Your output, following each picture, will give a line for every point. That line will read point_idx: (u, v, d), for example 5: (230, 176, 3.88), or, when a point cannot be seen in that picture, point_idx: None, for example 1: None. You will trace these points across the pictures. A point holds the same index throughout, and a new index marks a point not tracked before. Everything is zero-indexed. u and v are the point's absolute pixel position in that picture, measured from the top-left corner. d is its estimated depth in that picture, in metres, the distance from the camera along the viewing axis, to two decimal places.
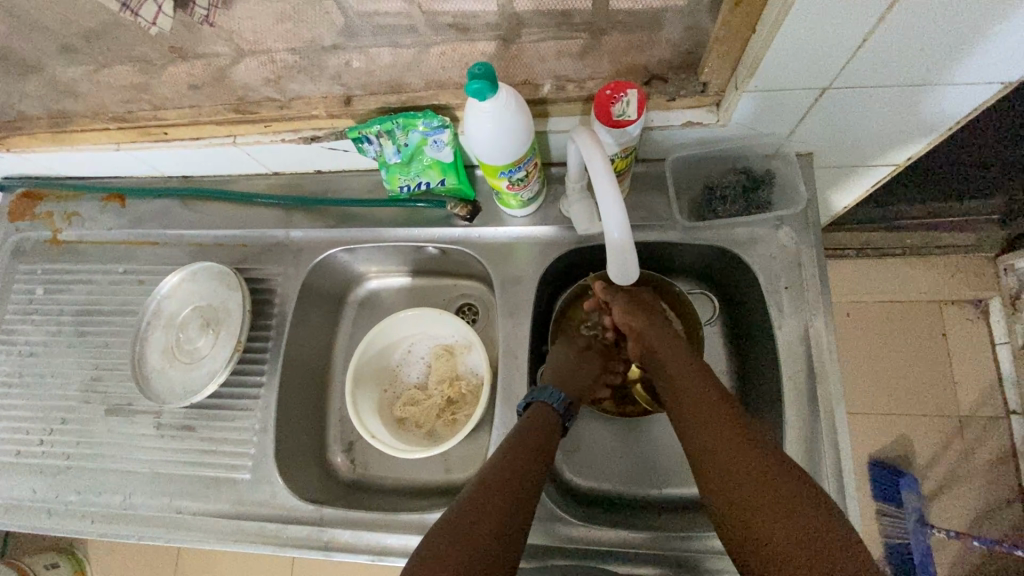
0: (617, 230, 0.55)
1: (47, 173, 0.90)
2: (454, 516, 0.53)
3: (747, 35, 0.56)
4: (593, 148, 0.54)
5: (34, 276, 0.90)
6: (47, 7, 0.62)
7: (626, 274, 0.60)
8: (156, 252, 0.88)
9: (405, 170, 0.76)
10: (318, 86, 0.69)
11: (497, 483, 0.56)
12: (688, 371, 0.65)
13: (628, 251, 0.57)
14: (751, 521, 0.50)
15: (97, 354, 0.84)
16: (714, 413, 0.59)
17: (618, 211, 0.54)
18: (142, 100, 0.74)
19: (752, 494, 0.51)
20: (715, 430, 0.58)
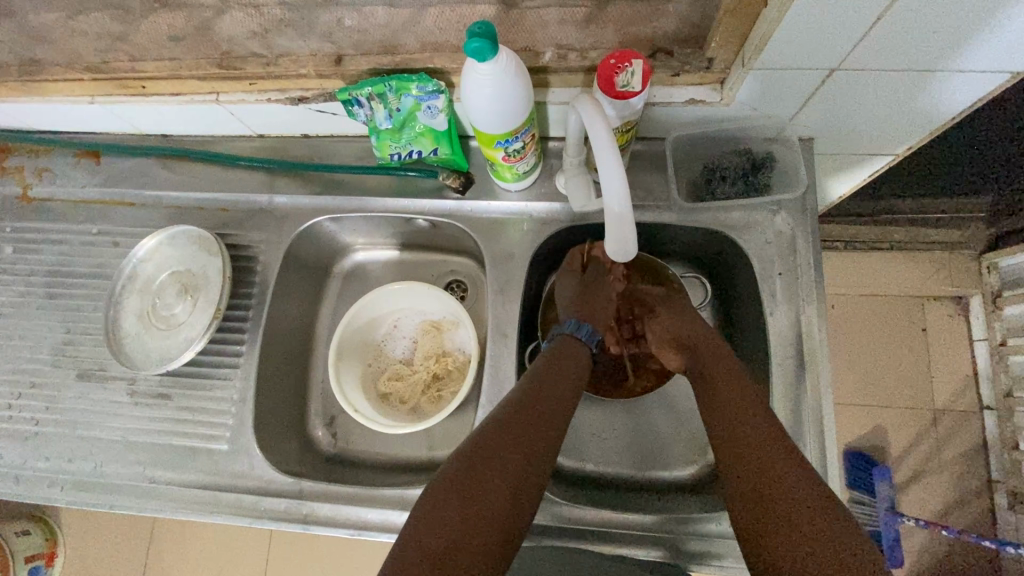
0: (617, 202, 0.53)
1: (14, 125, 0.85)
2: (486, 427, 0.56)
3: (757, 9, 0.53)
4: (595, 117, 0.52)
5: (3, 234, 0.86)
6: None
7: (622, 253, 0.59)
8: (132, 213, 0.84)
9: (396, 137, 0.74)
10: (307, 43, 0.66)
11: (514, 420, 0.56)
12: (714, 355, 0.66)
13: (627, 227, 0.55)
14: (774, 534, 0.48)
15: (68, 318, 0.81)
16: (738, 396, 0.59)
17: (619, 185, 0.53)
18: (119, 50, 0.70)
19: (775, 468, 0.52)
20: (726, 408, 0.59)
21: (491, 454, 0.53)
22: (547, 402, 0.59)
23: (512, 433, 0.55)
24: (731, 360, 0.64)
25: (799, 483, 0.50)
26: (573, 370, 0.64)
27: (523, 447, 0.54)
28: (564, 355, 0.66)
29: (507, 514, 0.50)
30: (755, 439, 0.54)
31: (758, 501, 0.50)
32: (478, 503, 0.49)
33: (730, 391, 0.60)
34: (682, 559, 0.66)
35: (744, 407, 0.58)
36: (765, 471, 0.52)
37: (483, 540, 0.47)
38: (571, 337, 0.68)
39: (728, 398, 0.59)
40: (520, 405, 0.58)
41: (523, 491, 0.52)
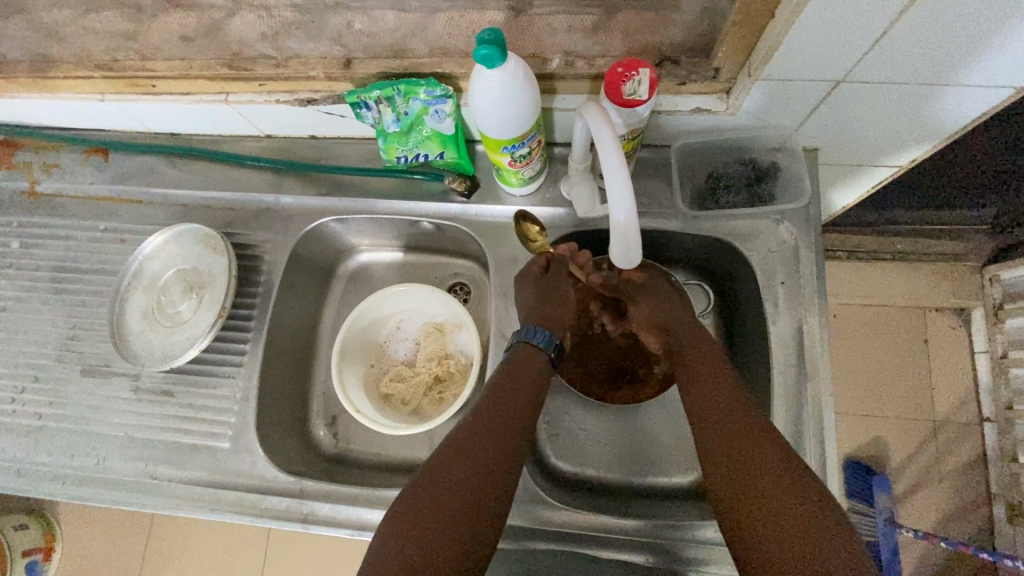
0: (622, 210, 0.54)
1: (23, 121, 0.86)
2: (453, 442, 0.56)
3: (764, 21, 0.54)
4: (601, 125, 0.52)
5: (9, 229, 0.86)
6: None
7: (627, 260, 0.58)
8: (139, 210, 0.85)
9: (403, 140, 0.74)
10: (317, 46, 0.67)
11: (479, 432, 0.57)
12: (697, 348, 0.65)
13: (632, 235, 0.55)
14: (766, 533, 0.48)
15: (73, 313, 0.81)
16: (716, 389, 0.60)
17: (624, 191, 0.53)
18: (130, 50, 0.71)
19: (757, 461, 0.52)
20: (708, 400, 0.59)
21: (459, 468, 0.53)
22: (511, 409, 0.60)
23: (477, 446, 0.55)
24: (719, 358, 0.64)
25: (788, 486, 0.50)
26: (532, 381, 0.63)
27: (491, 457, 0.55)
28: (524, 366, 0.64)
29: (474, 528, 0.50)
30: (737, 429, 0.55)
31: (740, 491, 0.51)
32: (449, 518, 0.50)
33: (710, 382, 0.61)
34: (681, 566, 0.66)
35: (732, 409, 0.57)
36: (757, 470, 0.52)
37: (443, 560, 0.48)
38: (531, 346, 0.66)
39: (719, 398, 0.59)
40: (479, 420, 0.58)
41: (483, 506, 0.52)
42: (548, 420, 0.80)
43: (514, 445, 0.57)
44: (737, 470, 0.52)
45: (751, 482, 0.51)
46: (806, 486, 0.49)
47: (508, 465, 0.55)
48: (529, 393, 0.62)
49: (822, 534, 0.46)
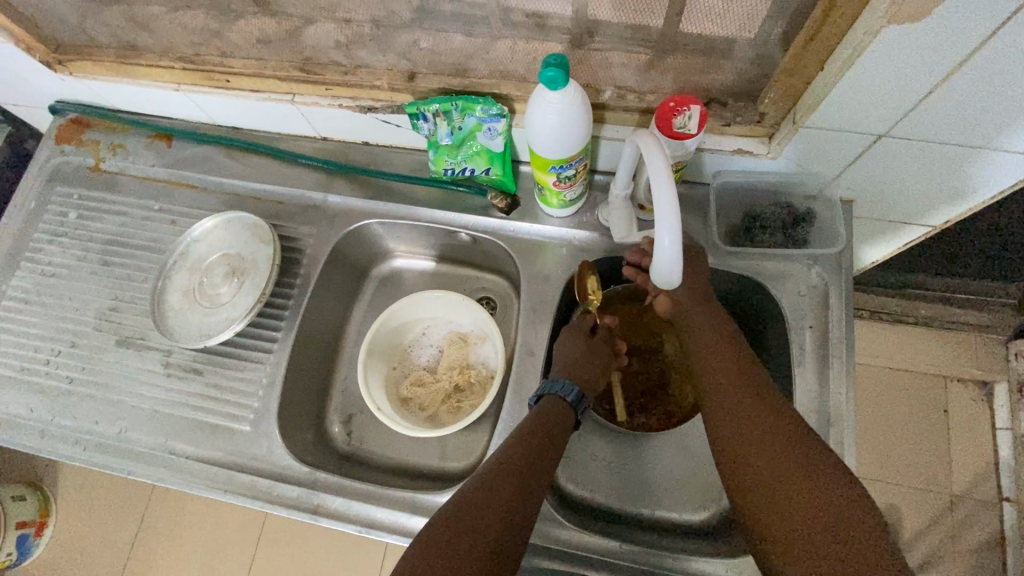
0: (667, 235, 0.53)
1: (99, 102, 0.92)
2: (473, 481, 0.56)
3: (813, 72, 0.57)
4: (654, 151, 0.54)
5: (69, 200, 0.90)
6: None
7: (664, 285, 0.59)
8: (193, 195, 0.88)
9: (453, 153, 0.77)
10: (384, 58, 0.73)
11: (499, 471, 0.57)
12: (715, 339, 0.65)
13: (675, 260, 0.55)
14: (786, 522, 0.50)
15: (118, 285, 0.84)
16: (736, 386, 0.59)
17: (672, 221, 0.53)
18: (213, 45, 0.76)
19: (780, 464, 0.53)
20: (727, 401, 0.59)
21: (480, 507, 0.53)
22: (531, 451, 0.59)
23: (497, 487, 0.55)
24: (738, 350, 0.63)
25: (818, 485, 0.51)
26: (557, 423, 0.64)
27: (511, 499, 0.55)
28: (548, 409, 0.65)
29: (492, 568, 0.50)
30: (762, 431, 0.55)
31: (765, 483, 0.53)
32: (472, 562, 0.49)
33: (729, 379, 0.60)
34: None
35: (759, 402, 0.57)
36: (777, 466, 0.53)
37: None
38: (557, 398, 0.66)
39: (737, 395, 0.59)
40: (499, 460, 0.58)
41: (501, 544, 0.51)
42: None
43: (536, 485, 0.58)
44: (757, 465, 0.54)
45: (773, 478, 0.52)
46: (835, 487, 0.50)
47: (529, 500, 0.56)
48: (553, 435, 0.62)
49: (850, 524, 0.48)
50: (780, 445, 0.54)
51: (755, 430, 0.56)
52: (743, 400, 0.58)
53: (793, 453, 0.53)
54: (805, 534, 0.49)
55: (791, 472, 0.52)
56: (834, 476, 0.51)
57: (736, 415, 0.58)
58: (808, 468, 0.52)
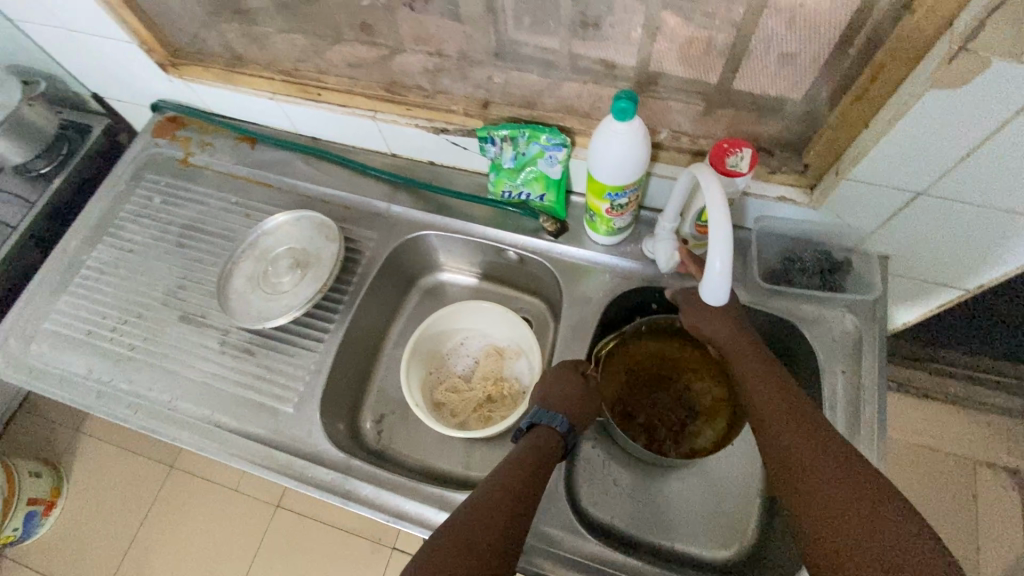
0: (717, 258, 0.58)
1: (197, 104, 1.02)
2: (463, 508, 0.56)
3: (857, 129, 0.63)
4: (712, 181, 0.59)
5: (156, 186, 0.99)
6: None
7: (711, 301, 0.62)
8: (267, 193, 0.96)
9: (513, 177, 0.84)
10: (463, 87, 0.81)
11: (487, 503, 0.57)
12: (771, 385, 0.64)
13: (723, 281, 0.59)
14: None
15: (188, 266, 0.91)
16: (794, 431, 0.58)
17: (725, 245, 0.57)
18: (313, 63, 0.86)
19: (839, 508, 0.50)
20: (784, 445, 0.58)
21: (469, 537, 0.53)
22: (521, 483, 0.60)
23: (486, 517, 0.55)
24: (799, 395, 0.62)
25: (882, 534, 0.47)
26: (547, 458, 0.65)
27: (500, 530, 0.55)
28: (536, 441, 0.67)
29: None
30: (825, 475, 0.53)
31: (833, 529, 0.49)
32: None
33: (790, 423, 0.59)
34: None
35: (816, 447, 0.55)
36: (841, 513, 0.50)
37: None
38: (548, 429, 0.68)
39: (796, 440, 0.57)
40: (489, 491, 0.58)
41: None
42: (581, 461, 0.82)
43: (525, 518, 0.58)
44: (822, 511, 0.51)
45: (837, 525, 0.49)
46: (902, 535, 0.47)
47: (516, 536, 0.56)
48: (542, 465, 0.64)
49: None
50: (841, 483, 0.52)
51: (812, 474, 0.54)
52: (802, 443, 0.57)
53: (855, 491, 0.51)
54: None
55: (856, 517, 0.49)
56: (894, 518, 0.48)
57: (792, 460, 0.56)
58: (875, 508, 0.49)
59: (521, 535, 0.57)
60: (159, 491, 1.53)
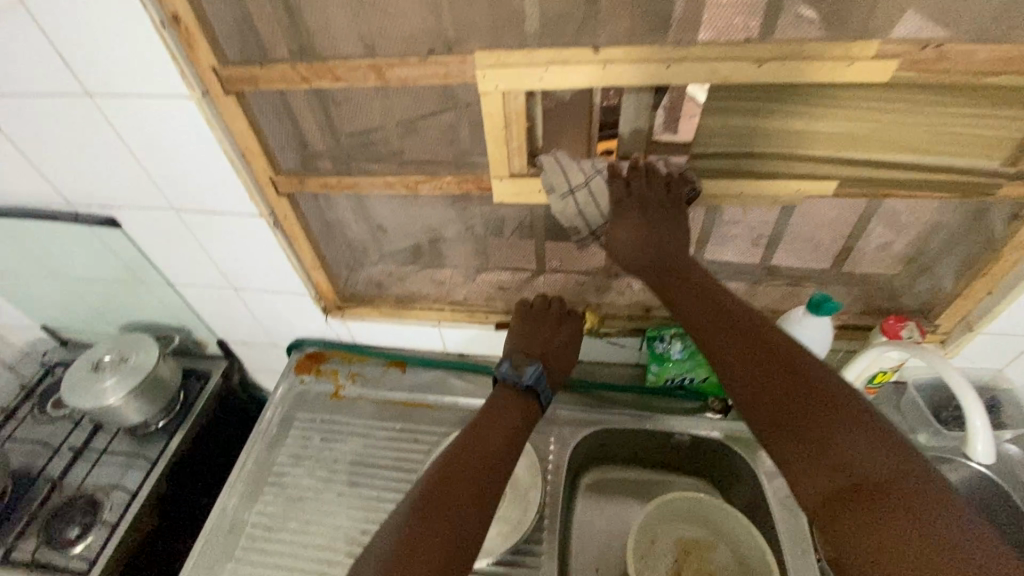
0: (976, 411, 0.68)
1: (345, 339, 1.09)
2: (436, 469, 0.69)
3: (983, 297, 0.80)
4: (923, 350, 0.73)
5: (312, 423, 1.00)
6: (487, 234, 0.89)
7: (983, 459, 0.68)
8: (430, 413, 0.99)
9: (680, 365, 0.93)
10: (625, 298, 0.95)
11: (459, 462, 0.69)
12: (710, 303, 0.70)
13: (985, 430, 0.68)
14: (790, 422, 0.59)
15: (370, 506, 0.88)
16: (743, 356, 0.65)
17: (977, 402, 0.69)
18: (482, 292, 0.98)
19: (780, 387, 0.61)
20: (743, 351, 0.65)
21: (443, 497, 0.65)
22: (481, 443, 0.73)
23: (463, 464, 0.69)
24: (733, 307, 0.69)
25: (814, 404, 0.59)
26: (506, 419, 0.77)
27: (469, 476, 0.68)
28: (500, 411, 0.78)
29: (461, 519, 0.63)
30: (776, 376, 0.62)
31: (774, 403, 0.61)
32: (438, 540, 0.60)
33: (742, 344, 0.66)
34: None
35: (758, 355, 0.64)
36: (786, 388, 0.61)
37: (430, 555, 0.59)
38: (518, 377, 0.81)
39: (752, 348, 0.65)
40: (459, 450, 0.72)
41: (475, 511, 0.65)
42: None
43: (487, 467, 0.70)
44: (761, 397, 0.62)
45: (774, 403, 0.61)
46: (826, 398, 0.58)
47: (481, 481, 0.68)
48: (503, 442, 0.74)
49: (851, 440, 0.55)
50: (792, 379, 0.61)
51: (762, 380, 0.62)
52: (756, 354, 0.65)
53: (806, 384, 0.60)
54: (809, 426, 0.58)
55: (798, 398, 0.60)
56: (828, 394, 0.59)
57: (742, 363, 0.65)
58: (821, 394, 0.59)
59: (483, 474, 0.69)
60: None
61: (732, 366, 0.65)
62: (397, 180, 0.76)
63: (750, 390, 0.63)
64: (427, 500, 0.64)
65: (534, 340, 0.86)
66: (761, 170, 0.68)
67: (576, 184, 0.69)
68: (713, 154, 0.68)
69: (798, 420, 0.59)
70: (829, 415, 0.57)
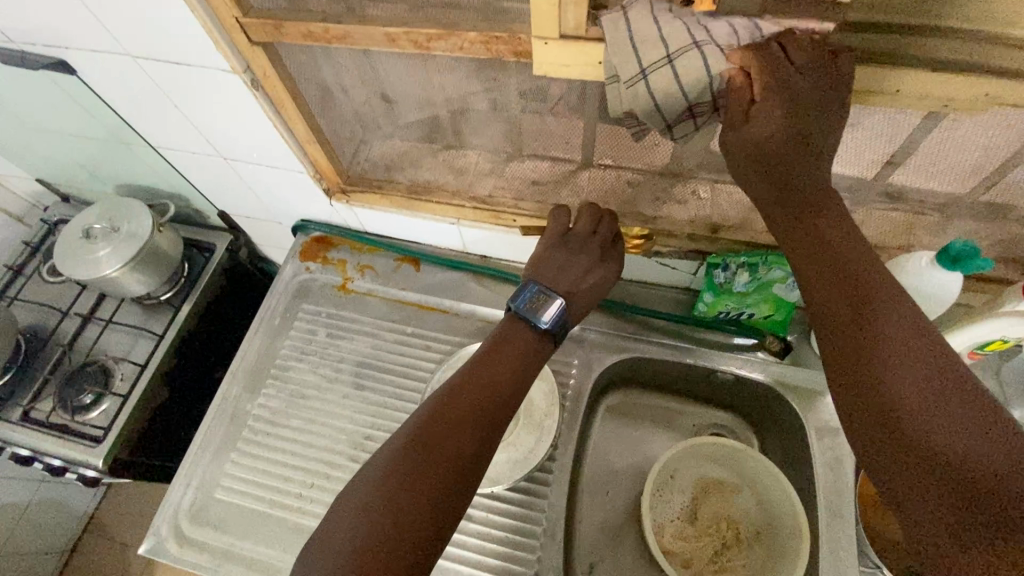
0: None
1: (353, 226, 0.96)
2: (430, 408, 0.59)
3: None
4: None
5: (317, 317, 0.92)
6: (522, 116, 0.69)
7: None
8: (444, 320, 0.89)
9: (739, 299, 0.78)
10: (686, 211, 0.75)
11: (455, 409, 0.59)
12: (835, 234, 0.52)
13: None
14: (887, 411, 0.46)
15: (374, 413, 0.82)
16: (847, 305, 0.50)
17: None
18: (510, 188, 0.81)
19: (884, 361, 0.47)
20: (851, 302, 0.50)
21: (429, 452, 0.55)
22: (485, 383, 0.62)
23: (462, 407, 0.59)
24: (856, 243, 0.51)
25: (927, 397, 0.45)
26: (515, 355, 0.66)
27: (467, 428, 0.58)
28: (512, 334, 0.69)
29: (450, 481, 0.54)
30: (884, 346, 0.48)
31: (873, 378, 0.47)
32: (419, 504, 0.52)
33: (853, 293, 0.50)
34: None
35: (867, 316, 0.49)
36: (893, 367, 0.47)
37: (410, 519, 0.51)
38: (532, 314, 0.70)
39: (861, 303, 0.50)
40: (460, 390, 0.61)
41: (467, 468, 0.56)
42: None
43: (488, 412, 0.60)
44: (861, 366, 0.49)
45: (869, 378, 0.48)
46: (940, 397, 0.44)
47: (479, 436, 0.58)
48: (510, 373, 0.65)
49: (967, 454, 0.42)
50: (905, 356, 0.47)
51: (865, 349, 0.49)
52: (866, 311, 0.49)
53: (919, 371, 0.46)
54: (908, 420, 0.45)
55: (903, 382, 0.46)
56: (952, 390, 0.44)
57: (847, 320, 0.50)
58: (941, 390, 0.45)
59: (481, 426, 0.59)
60: None
61: (831, 320, 0.51)
62: (401, 33, 0.55)
63: (849, 351, 0.50)
64: (419, 442, 0.56)
65: (559, 271, 0.73)
66: (941, 60, 0.45)
67: (651, 63, 0.47)
68: (871, 7, 0.44)
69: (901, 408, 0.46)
70: (949, 420, 0.44)
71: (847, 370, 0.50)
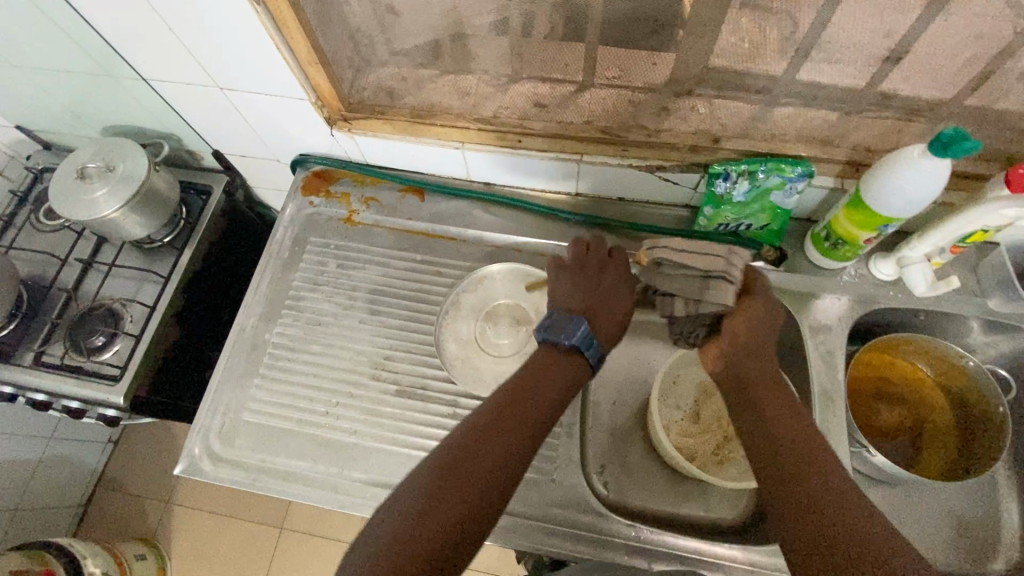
0: None
1: (354, 158, 0.95)
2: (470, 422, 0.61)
3: None
4: None
5: (326, 248, 0.93)
6: None
7: None
8: (453, 246, 0.92)
9: (738, 209, 0.80)
10: (689, 123, 0.76)
11: (496, 428, 0.60)
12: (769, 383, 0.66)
13: None
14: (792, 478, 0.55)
15: (391, 334, 0.85)
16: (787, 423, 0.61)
17: None
18: (514, 107, 0.81)
19: (794, 466, 0.56)
20: (775, 412, 0.63)
21: (474, 459, 0.56)
22: (531, 407, 0.63)
23: (503, 422, 0.61)
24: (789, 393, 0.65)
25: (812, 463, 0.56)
26: (562, 374, 0.67)
27: (511, 447, 0.59)
28: (549, 359, 0.68)
29: (486, 499, 0.54)
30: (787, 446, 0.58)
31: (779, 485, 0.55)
32: (460, 513, 0.52)
33: (771, 397, 0.65)
34: None
35: (787, 420, 0.61)
36: (804, 462, 0.56)
37: (446, 528, 0.51)
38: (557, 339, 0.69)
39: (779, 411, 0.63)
40: (503, 409, 0.62)
41: (503, 491, 0.56)
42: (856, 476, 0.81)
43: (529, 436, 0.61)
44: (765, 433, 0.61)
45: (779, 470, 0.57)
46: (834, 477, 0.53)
47: (517, 458, 0.59)
48: (557, 395, 0.65)
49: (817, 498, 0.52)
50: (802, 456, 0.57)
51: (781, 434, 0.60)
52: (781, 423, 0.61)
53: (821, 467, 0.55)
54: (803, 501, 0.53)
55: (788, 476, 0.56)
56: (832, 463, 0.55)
57: (781, 440, 0.60)
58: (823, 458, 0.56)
59: (523, 455, 0.59)
60: (275, 552, 1.48)
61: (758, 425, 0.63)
62: None
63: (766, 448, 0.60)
64: (460, 451, 0.57)
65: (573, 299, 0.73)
66: None
67: None
68: None
69: (786, 487, 0.55)
70: (808, 474, 0.54)
71: (763, 456, 0.59)
